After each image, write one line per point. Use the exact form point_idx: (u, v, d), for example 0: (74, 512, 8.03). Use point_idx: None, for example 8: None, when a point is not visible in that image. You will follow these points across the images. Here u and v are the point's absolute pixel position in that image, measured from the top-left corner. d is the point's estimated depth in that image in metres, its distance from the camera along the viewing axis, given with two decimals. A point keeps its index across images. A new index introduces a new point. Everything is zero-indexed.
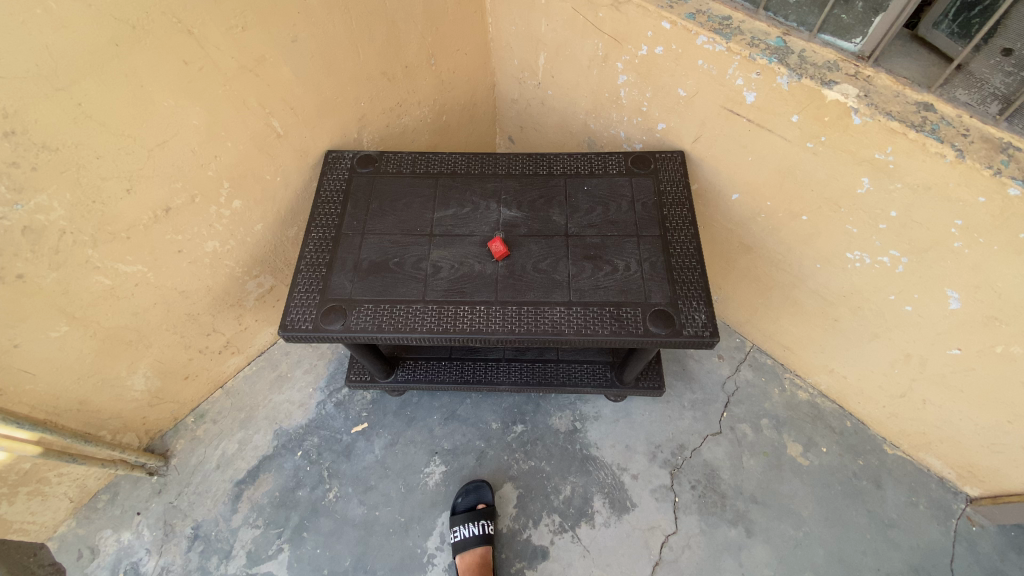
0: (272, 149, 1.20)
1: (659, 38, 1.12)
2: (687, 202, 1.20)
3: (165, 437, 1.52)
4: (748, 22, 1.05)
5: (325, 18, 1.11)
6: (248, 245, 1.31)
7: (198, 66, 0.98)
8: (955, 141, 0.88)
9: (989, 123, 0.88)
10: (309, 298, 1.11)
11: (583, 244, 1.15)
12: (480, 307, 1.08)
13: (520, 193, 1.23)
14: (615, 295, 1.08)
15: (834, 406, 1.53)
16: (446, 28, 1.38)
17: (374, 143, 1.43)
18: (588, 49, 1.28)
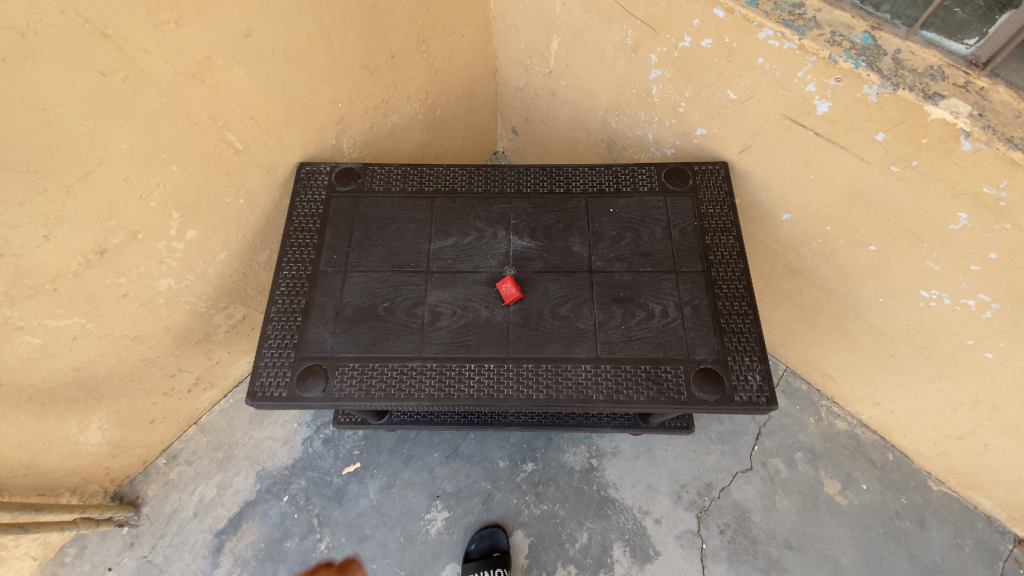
0: (228, 168, 0.98)
1: (708, 28, 0.90)
2: (734, 228, 1.00)
3: (134, 482, 1.36)
4: (827, 11, 0.83)
5: (286, 3, 0.88)
6: (210, 277, 1.11)
7: (120, 77, 0.76)
8: None
9: None
10: (282, 356, 0.91)
11: (610, 283, 0.96)
12: (489, 366, 0.90)
13: (534, 216, 1.03)
14: (651, 350, 0.90)
15: (875, 437, 1.39)
16: (439, 7, 1.13)
17: (356, 148, 1.20)
18: (613, 36, 1.05)
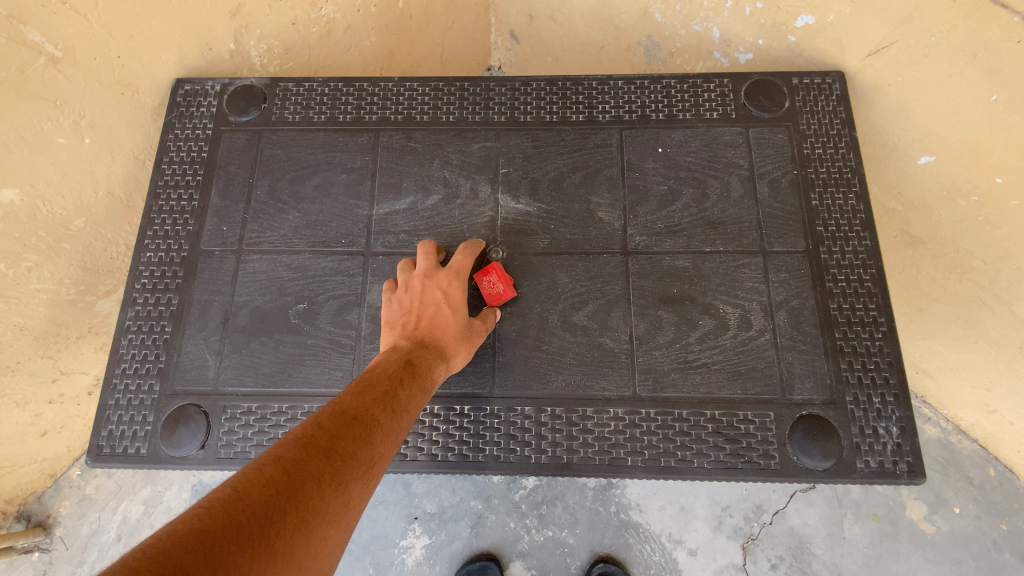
0: (47, 90, 0.64)
1: None
2: (857, 179, 0.62)
3: (44, 497, 1.07)
4: None
5: None
6: (71, 254, 0.77)
7: None
8: None
9: None
10: (143, 390, 0.59)
11: (656, 272, 0.61)
12: (463, 408, 0.59)
13: (537, 162, 0.66)
14: (722, 384, 0.57)
15: (975, 447, 0.99)
16: None
17: (276, 59, 0.81)
18: None
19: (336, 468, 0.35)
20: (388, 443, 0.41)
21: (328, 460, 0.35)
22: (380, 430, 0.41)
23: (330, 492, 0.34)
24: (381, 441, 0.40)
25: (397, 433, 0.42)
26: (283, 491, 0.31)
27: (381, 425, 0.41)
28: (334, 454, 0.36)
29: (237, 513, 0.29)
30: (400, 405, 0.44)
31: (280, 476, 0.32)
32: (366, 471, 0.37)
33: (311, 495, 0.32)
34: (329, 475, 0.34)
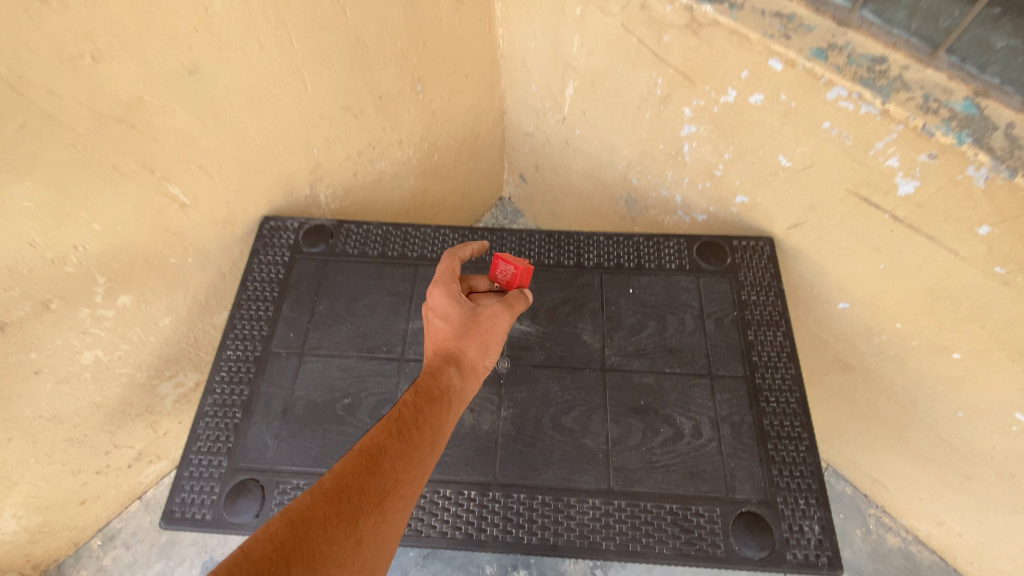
0: (175, 227, 0.83)
1: (761, 82, 0.73)
2: (783, 321, 0.81)
3: (64, 565, 1.15)
4: (915, 70, 0.65)
5: (245, 38, 0.72)
6: (151, 345, 0.94)
7: (18, 123, 0.60)
8: None
9: None
10: (213, 464, 0.73)
11: (628, 386, 0.78)
12: (470, 492, 0.73)
13: (537, 293, 0.85)
14: (679, 481, 0.71)
15: (934, 557, 1.14)
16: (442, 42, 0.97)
17: (336, 198, 1.04)
18: (639, 84, 0.88)
19: (345, 508, 0.45)
20: (397, 472, 0.50)
21: (336, 505, 0.44)
22: (385, 463, 0.49)
23: (336, 530, 0.43)
24: (390, 472, 0.49)
25: (408, 457, 0.51)
26: (297, 535, 0.41)
27: (390, 455, 0.50)
28: (344, 496, 0.45)
29: (254, 557, 0.39)
30: (408, 433, 0.52)
31: (294, 519, 0.42)
32: (372, 505, 0.46)
33: (320, 537, 0.42)
34: (338, 515, 0.44)
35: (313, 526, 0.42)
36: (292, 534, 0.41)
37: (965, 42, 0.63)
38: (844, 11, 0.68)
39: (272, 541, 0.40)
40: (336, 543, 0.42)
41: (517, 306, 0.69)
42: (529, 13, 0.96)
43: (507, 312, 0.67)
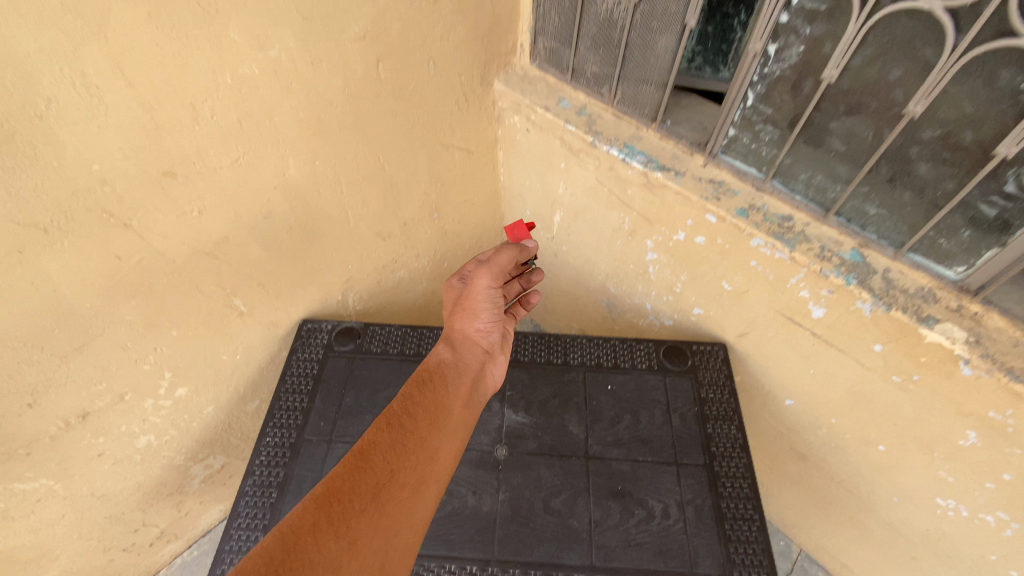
0: (230, 329, 1.00)
1: (702, 228, 0.95)
2: (736, 416, 0.97)
3: None
4: (814, 226, 0.86)
5: (309, 192, 0.95)
6: (193, 430, 1.08)
7: (135, 260, 0.79)
8: None
9: None
10: (250, 539, 0.85)
11: (607, 472, 0.92)
12: (472, 567, 0.84)
13: (531, 389, 1.02)
14: (649, 557, 0.84)
15: None
16: (456, 181, 1.23)
17: (362, 301, 1.25)
18: (612, 220, 1.15)
19: (335, 511, 0.57)
20: (385, 465, 0.63)
21: (324, 509, 0.57)
22: (373, 458, 0.64)
23: (327, 529, 0.55)
24: (378, 469, 0.63)
25: (393, 455, 0.65)
26: (288, 541, 0.53)
27: (378, 453, 0.64)
28: (337, 501, 0.58)
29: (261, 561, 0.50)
30: (394, 430, 0.68)
31: (292, 525, 0.54)
32: (363, 501, 0.59)
33: (313, 536, 0.54)
34: (328, 517, 0.56)
35: (306, 530, 0.54)
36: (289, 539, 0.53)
37: (847, 209, 0.84)
38: (757, 179, 0.91)
39: (272, 548, 0.52)
40: (328, 544, 0.54)
41: (502, 260, 0.91)
42: (526, 162, 1.23)
43: (492, 273, 0.90)
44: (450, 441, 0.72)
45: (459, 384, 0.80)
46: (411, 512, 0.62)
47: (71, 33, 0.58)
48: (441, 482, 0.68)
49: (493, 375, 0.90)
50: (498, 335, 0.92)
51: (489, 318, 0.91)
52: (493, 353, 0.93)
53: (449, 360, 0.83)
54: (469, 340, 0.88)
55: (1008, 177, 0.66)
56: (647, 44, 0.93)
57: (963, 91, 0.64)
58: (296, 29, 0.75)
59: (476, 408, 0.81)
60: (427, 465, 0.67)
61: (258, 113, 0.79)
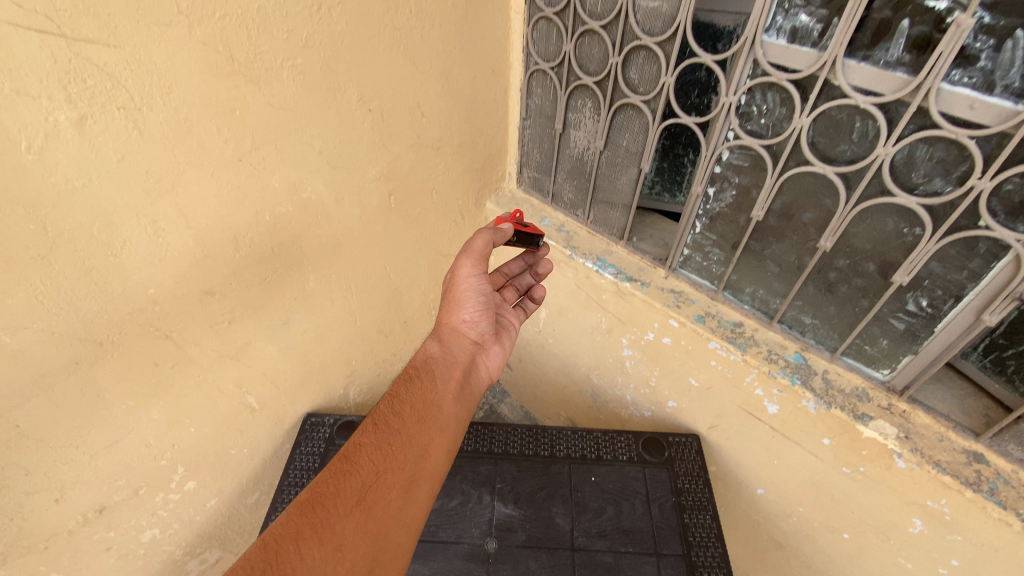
0: (239, 424, 1.10)
1: (667, 331, 1.11)
2: (710, 505, 1.05)
3: None
4: (762, 330, 1.01)
5: (323, 300, 1.10)
6: (195, 524, 1.12)
7: (169, 364, 0.90)
8: (993, 478, 0.80)
9: (970, 440, 0.83)
10: None
11: (592, 564, 0.97)
12: None
13: (519, 480, 1.09)
14: None
15: None
16: None
17: (361, 393, 1.38)
18: (591, 319, 1.30)
19: (319, 515, 0.62)
20: (370, 467, 0.68)
21: (307, 514, 0.62)
22: (359, 460, 0.69)
23: (311, 534, 0.60)
24: (362, 471, 0.68)
25: (378, 456, 0.70)
26: (271, 548, 0.58)
27: (363, 455, 0.70)
28: (322, 505, 0.63)
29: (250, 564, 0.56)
30: (379, 432, 0.73)
31: (277, 534, 0.59)
32: (348, 504, 0.64)
33: (296, 541, 0.59)
34: (312, 523, 0.61)
35: (292, 536, 0.59)
36: (276, 546, 0.58)
37: (788, 317, 0.98)
38: (711, 291, 1.08)
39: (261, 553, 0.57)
40: (311, 551, 0.59)
41: (476, 245, 0.92)
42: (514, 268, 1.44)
43: (470, 260, 0.92)
44: (439, 436, 0.76)
45: (447, 378, 0.85)
46: (400, 512, 0.67)
47: (150, 193, 0.74)
48: (433, 478, 0.72)
49: (486, 364, 0.96)
50: (488, 324, 0.98)
51: (474, 308, 0.96)
52: (486, 342, 0.98)
53: (437, 354, 0.89)
54: (457, 333, 0.94)
55: (909, 298, 0.80)
56: (611, 179, 1.13)
57: (861, 231, 0.80)
58: (324, 176, 0.95)
59: (469, 395, 0.87)
60: (415, 462, 0.71)
61: (288, 239, 0.96)
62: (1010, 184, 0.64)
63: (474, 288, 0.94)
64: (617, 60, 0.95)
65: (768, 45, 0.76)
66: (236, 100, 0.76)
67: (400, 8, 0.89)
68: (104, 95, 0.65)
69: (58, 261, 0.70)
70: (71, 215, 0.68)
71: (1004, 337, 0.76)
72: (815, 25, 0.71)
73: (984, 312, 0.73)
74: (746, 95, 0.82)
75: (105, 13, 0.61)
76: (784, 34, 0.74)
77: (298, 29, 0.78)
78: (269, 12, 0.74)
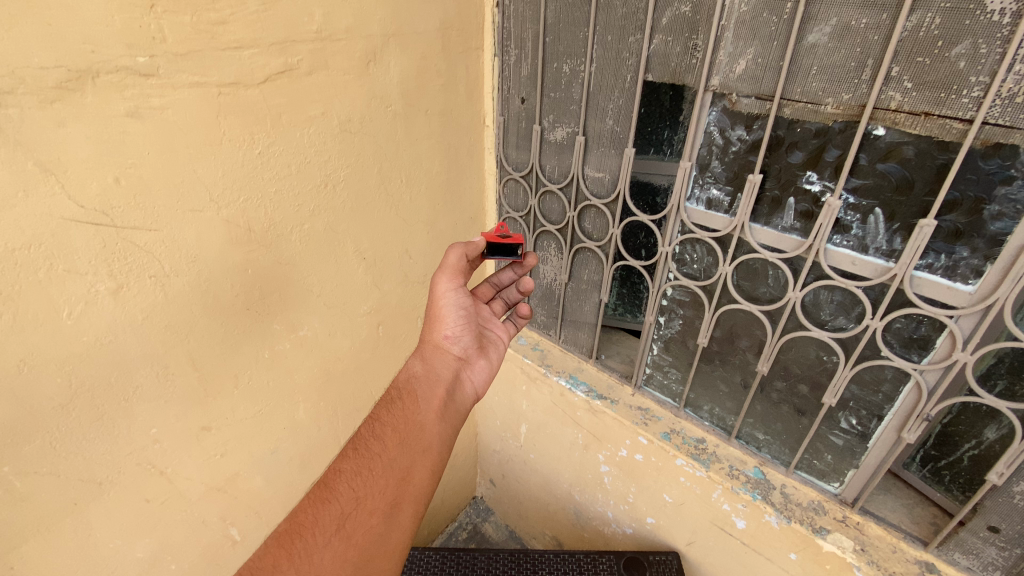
0: (219, 558, 1.10)
1: (638, 448, 1.19)
2: None
3: None
4: (723, 446, 1.10)
5: (311, 426, 1.17)
6: None
7: (159, 500, 0.93)
8: None
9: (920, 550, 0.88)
10: None
11: None
12: None
13: None
14: None
15: None
16: None
17: None
18: (568, 435, 1.37)
19: (297, 545, 0.65)
20: (349, 494, 0.72)
21: (284, 546, 0.65)
22: (338, 487, 0.72)
23: (288, 565, 0.63)
24: (342, 498, 0.71)
25: (358, 483, 0.73)
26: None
27: (343, 482, 0.73)
28: (300, 536, 0.66)
29: None
30: (358, 457, 0.76)
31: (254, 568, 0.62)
32: (326, 533, 0.67)
33: (272, 573, 0.61)
34: (290, 553, 0.64)
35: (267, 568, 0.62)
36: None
37: (744, 433, 1.07)
38: (674, 407, 1.17)
39: None
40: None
41: (451, 260, 0.98)
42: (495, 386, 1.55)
43: (447, 275, 0.99)
44: (420, 457, 0.80)
45: (429, 397, 0.89)
46: (381, 539, 0.70)
47: (166, 343, 0.84)
48: (416, 500, 0.76)
49: (470, 378, 1.01)
50: (470, 339, 1.05)
51: (455, 323, 1.02)
52: (469, 357, 1.04)
53: (419, 372, 0.93)
54: (441, 349, 1.00)
55: (840, 418, 0.91)
56: (576, 305, 1.27)
57: (790, 357, 0.93)
58: (320, 316, 1.07)
59: (453, 412, 0.91)
60: (396, 486, 0.75)
61: (284, 373, 1.06)
62: (898, 323, 0.78)
63: (453, 303, 1.01)
64: (573, 213, 1.14)
65: (691, 210, 0.94)
66: (250, 261, 0.90)
67: (392, 179, 1.09)
68: (139, 267, 0.77)
69: (75, 410, 0.76)
70: (94, 368, 0.77)
71: (935, 448, 0.87)
72: (724, 197, 0.89)
73: (902, 429, 0.83)
74: (679, 245, 0.99)
75: (152, 206, 0.75)
76: (702, 203, 0.92)
77: (307, 203, 0.95)
78: (285, 194, 0.91)
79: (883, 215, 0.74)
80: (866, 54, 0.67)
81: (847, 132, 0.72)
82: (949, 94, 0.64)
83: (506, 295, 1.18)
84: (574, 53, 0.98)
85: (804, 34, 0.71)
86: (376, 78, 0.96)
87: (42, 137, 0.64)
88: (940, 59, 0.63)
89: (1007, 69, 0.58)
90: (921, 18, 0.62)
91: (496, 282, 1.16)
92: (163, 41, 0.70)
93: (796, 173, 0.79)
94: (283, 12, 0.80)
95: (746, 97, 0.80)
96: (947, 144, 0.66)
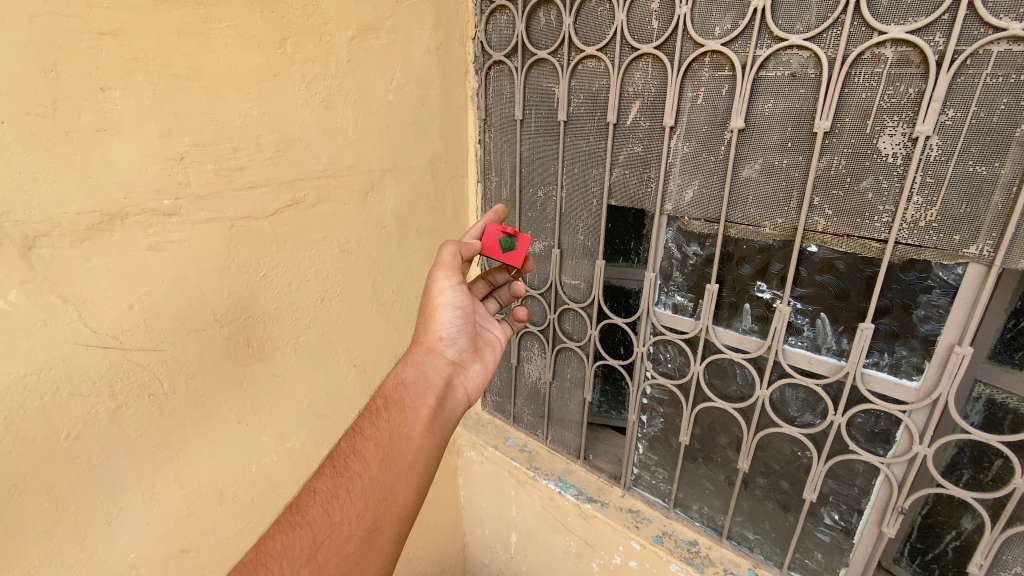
0: None
1: (631, 554, 1.16)
2: None
3: None
4: (715, 548, 1.09)
5: None
6: None
7: None
8: None
9: None
10: None
11: None
12: None
13: None
14: None
15: None
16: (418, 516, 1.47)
17: None
18: (560, 542, 1.33)
19: None
20: (323, 518, 0.62)
21: None
22: (311, 511, 0.63)
23: None
24: (315, 524, 0.62)
25: (334, 505, 0.64)
26: None
27: (318, 505, 0.64)
28: (263, 568, 0.57)
29: None
30: (336, 475, 0.67)
31: None
32: (296, 564, 0.58)
33: None
34: None
35: None
36: None
37: (734, 533, 1.07)
38: (665, 508, 1.17)
39: None
40: None
41: (446, 256, 0.89)
42: (484, 491, 1.52)
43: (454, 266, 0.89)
44: (406, 475, 0.70)
45: (418, 406, 0.78)
46: (357, 569, 0.62)
47: (155, 458, 0.85)
48: (399, 523, 0.68)
49: (464, 384, 0.89)
50: (466, 341, 0.92)
51: (453, 324, 0.90)
52: (464, 361, 0.92)
53: (410, 378, 0.82)
54: (433, 352, 0.87)
55: (824, 513, 0.93)
56: (561, 405, 1.31)
57: (768, 453, 0.97)
58: (308, 425, 1.10)
59: (443, 424, 0.80)
60: (377, 508, 0.66)
61: (268, 487, 1.05)
62: (859, 418, 0.84)
63: (451, 301, 0.89)
64: (554, 316, 1.22)
65: (659, 313, 1.03)
66: (245, 374, 0.94)
67: (384, 290, 1.17)
68: (140, 387, 0.80)
69: (56, 535, 0.76)
70: (80, 489, 0.77)
71: (919, 541, 0.88)
72: (688, 303, 0.98)
73: (882, 523, 0.86)
74: (652, 345, 1.06)
75: (160, 328, 0.81)
76: (669, 307, 1.01)
77: (305, 317, 1.02)
78: (284, 310, 0.98)
79: (828, 318, 0.83)
80: (791, 187, 0.80)
81: (786, 249, 0.84)
82: (863, 219, 0.75)
83: (500, 295, 1.07)
84: (547, 180, 1.12)
85: (738, 170, 0.84)
86: (373, 206, 1.08)
87: (68, 273, 0.70)
88: (852, 191, 0.74)
89: (906, 199, 0.70)
90: (830, 160, 0.75)
91: (491, 281, 1.06)
92: (188, 186, 0.79)
93: (747, 282, 0.90)
94: (294, 156, 0.92)
95: (696, 220, 0.92)
96: (870, 259, 0.77)
